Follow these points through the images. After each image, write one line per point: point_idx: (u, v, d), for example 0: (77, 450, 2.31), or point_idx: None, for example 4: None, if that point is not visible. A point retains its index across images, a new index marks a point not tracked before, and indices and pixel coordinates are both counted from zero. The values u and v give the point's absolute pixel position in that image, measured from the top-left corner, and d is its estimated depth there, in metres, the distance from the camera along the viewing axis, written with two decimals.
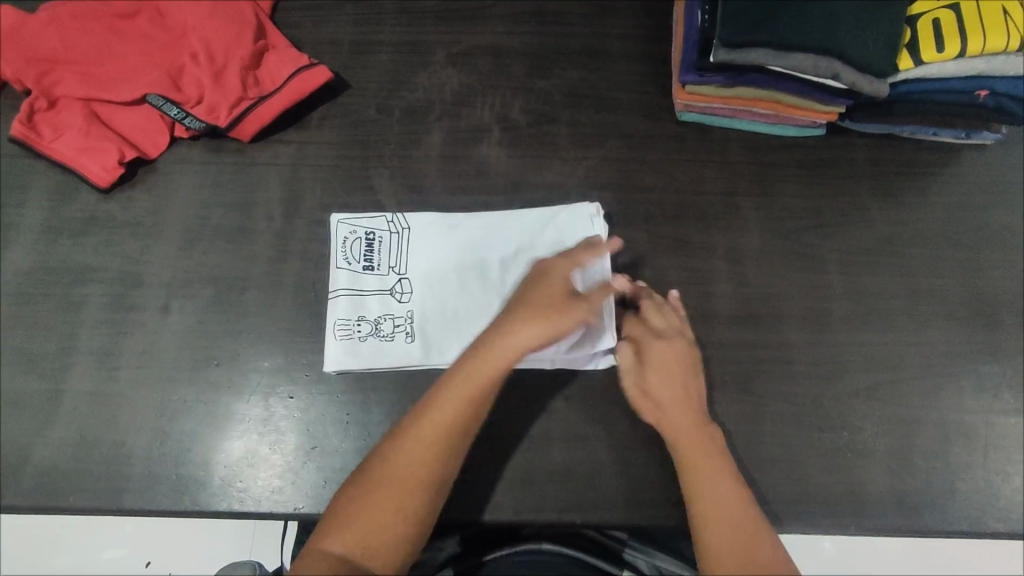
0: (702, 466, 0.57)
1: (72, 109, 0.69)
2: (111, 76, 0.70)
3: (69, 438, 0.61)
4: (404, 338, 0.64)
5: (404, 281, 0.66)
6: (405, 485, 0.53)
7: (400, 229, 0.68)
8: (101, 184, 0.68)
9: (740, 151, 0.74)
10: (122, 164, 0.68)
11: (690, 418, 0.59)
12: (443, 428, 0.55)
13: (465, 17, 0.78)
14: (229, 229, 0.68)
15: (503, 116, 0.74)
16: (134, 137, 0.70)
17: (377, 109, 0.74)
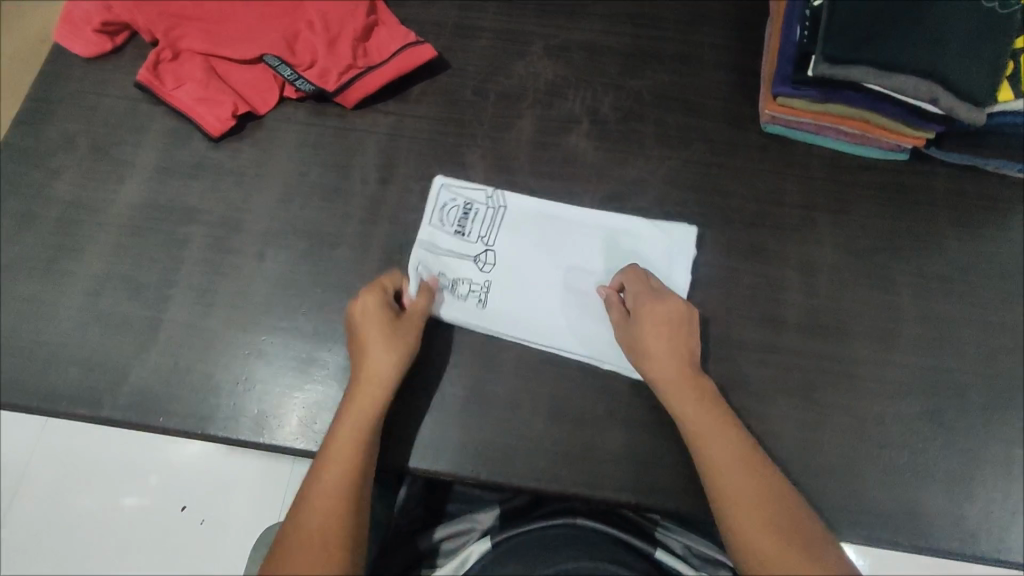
0: (738, 505, 0.52)
1: (194, 62, 0.74)
2: (232, 35, 0.75)
3: (163, 364, 0.65)
4: (475, 303, 0.67)
5: (490, 254, 0.69)
6: (342, 477, 0.54)
7: (496, 206, 0.71)
8: (214, 133, 0.72)
9: (822, 167, 0.75)
10: (234, 117, 0.73)
11: (725, 452, 0.55)
12: (370, 417, 0.57)
13: (564, 13, 0.82)
14: (326, 188, 0.72)
15: (593, 110, 0.77)
16: (247, 93, 0.74)
17: (474, 91, 0.77)
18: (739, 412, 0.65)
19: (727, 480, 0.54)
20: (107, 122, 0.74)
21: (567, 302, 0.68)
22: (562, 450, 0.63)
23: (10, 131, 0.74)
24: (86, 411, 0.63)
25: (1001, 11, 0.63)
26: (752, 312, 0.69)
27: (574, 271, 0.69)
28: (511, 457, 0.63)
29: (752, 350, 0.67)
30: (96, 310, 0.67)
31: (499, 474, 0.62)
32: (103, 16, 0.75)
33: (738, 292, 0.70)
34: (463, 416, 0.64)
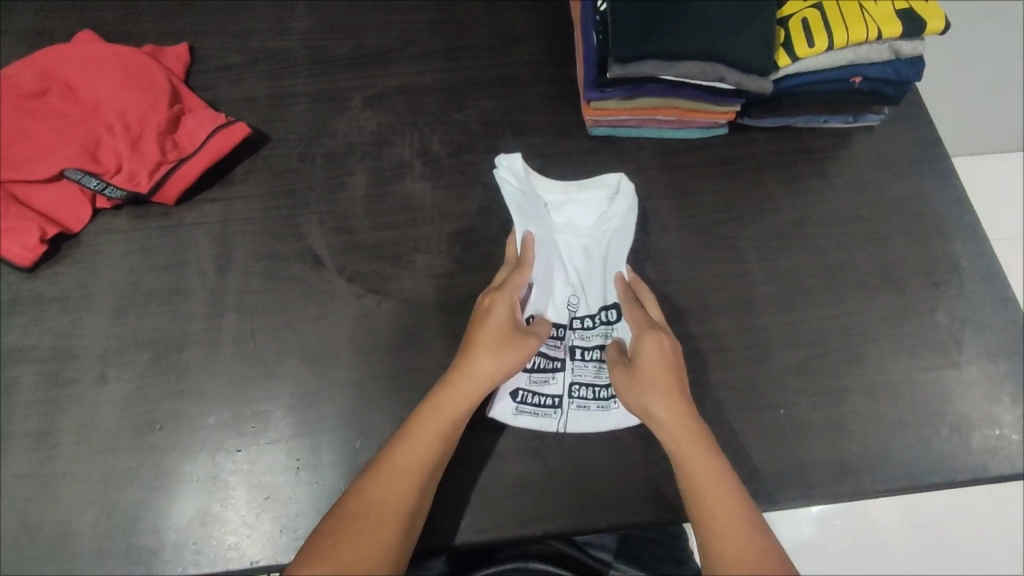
0: (698, 487, 0.56)
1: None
2: (24, 155, 0.70)
3: (10, 524, 0.59)
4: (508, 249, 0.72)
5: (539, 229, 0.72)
6: (384, 505, 0.54)
7: (616, 197, 0.73)
8: (24, 264, 0.67)
9: (652, 157, 0.78)
10: (44, 242, 0.68)
11: (681, 443, 0.58)
12: (424, 459, 0.57)
13: (376, 63, 0.82)
14: (162, 292, 0.68)
15: (424, 150, 0.77)
16: (55, 211, 0.70)
17: (301, 158, 0.76)
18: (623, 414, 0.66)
19: (712, 507, 0.55)
20: None
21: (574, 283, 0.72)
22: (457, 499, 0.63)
23: None
24: None
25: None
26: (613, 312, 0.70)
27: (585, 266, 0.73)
28: None
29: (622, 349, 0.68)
30: None
31: None
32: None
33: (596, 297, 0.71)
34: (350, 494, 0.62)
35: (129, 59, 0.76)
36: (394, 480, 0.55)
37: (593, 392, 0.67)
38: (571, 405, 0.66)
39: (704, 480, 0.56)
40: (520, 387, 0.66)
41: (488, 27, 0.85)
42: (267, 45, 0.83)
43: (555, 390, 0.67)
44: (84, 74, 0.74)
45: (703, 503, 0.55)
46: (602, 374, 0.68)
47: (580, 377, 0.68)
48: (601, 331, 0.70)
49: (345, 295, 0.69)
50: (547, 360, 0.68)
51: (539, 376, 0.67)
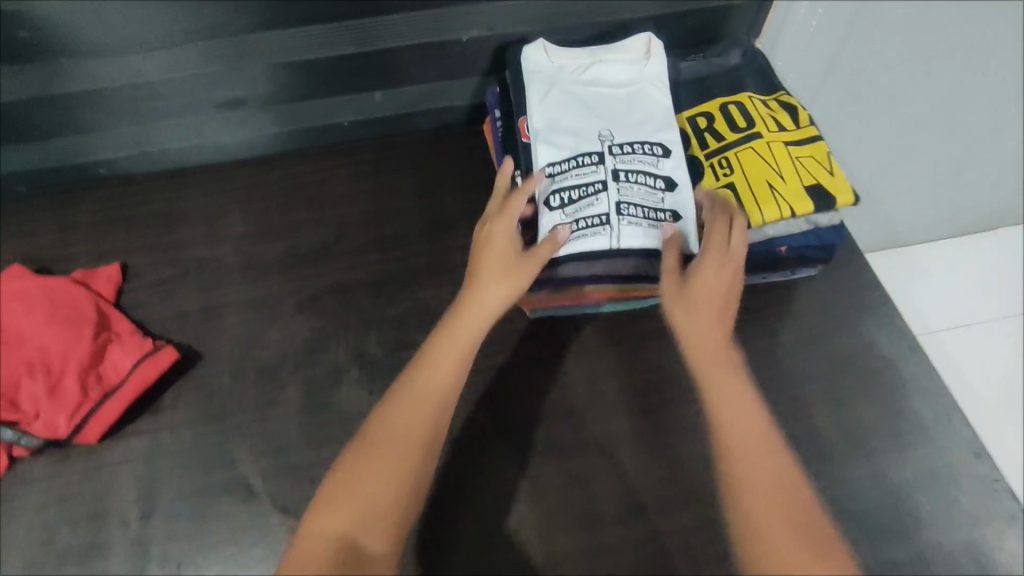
0: (751, 444, 0.51)
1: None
2: None
3: None
4: (585, 186, 0.65)
5: (576, 166, 0.67)
6: (387, 449, 0.52)
7: (633, 91, 0.73)
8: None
9: (593, 333, 0.75)
10: None
11: (760, 429, 0.52)
12: (416, 441, 0.53)
13: (311, 263, 0.82)
14: (81, 548, 0.64)
15: (360, 352, 0.75)
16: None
17: (232, 374, 0.73)
18: None
19: (755, 471, 0.50)
20: None
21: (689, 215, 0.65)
22: None
23: None
24: None
25: (668, 160, 0.68)
26: (567, 520, 0.65)
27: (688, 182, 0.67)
28: None
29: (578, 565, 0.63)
30: None
31: None
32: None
33: (549, 500, 0.66)
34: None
35: (56, 292, 0.75)
36: (388, 429, 0.53)
37: (643, 212, 0.64)
38: (622, 221, 0.63)
39: (775, 495, 0.49)
40: (558, 222, 0.64)
41: (421, 214, 0.86)
42: (200, 255, 0.83)
43: (601, 210, 0.64)
44: (11, 315, 0.74)
45: (729, 454, 0.51)
46: (651, 198, 0.65)
47: (626, 197, 0.65)
48: (646, 188, 0.66)
49: (278, 529, 0.65)
50: (589, 186, 0.65)
51: (581, 202, 0.65)
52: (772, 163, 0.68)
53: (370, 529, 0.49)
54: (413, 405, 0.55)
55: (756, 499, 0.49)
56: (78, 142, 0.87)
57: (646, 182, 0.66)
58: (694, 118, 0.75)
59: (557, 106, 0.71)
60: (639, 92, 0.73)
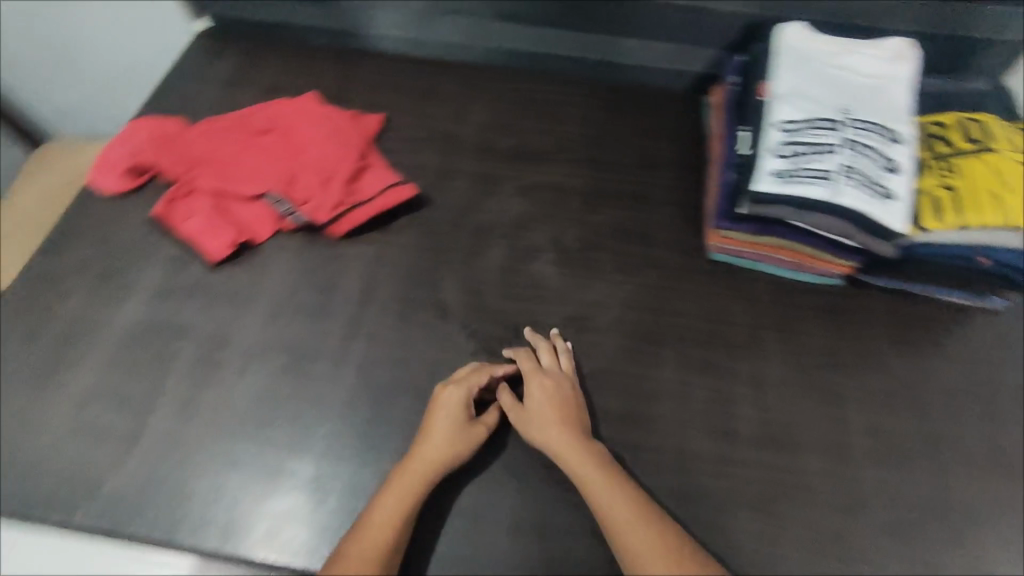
0: (619, 507, 0.61)
1: (200, 195, 0.85)
2: (238, 174, 0.86)
3: (139, 472, 0.67)
4: (815, 146, 0.73)
5: (811, 129, 0.74)
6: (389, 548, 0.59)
7: (881, 82, 0.79)
8: (212, 259, 0.81)
9: (766, 289, 0.82)
10: (233, 245, 0.82)
11: (587, 485, 0.63)
12: (381, 543, 0.59)
13: (531, 161, 0.94)
14: (311, 308, 0.79)
15: (558, 241, 0.86)
16: (249, 223, 0.84)
17: (451, 224, 0.87)
18: (697, 525, 0.67)
19: (636, 526, 0.60)
20: (120, 248, 0.83)
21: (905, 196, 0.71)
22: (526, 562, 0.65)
23: (35, 257, 0.82)
24: (58, 517, 0.65)
25: (899, 145, 0.73)
26: (706, 425, 0.72)
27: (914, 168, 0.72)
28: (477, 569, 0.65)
29: (709, 464, 0.70)
30: (83, 419, 0.70)
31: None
32: (126, 162, 0.88)
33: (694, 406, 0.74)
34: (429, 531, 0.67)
35: (338, 119, 0.93)
36: (375, 544, 0.59)
37: (864, 179, 0.71)
38: (841, 182, 0.71)
39: (627, 545, 0.59)
40: (783, 167, 0.73)
41: (632, 151, 0.96)
42: (445, 129, 0.98)
43: (825, 168, 0.72)
44: (301, 124, 0.92)
45: (611, 515, 0.61)
46: (875, 169, 0.72)
47: (853, 163, 0.72)
48: (872, 161, 0.72)
49: (462, 348, 0.76)
50: (821, 144, 0.73)
51: (808, 155, 0.73)
52: (1002, 176, 0.71)
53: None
54: (387, 519, 0.60)
55: (619, 533, 0.60)
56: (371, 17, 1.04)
57: (875, 156, 0.72)
58: (925, 125, 0.79)
59: (804, 77, 0.79)
60: (882, 89, 0.78)
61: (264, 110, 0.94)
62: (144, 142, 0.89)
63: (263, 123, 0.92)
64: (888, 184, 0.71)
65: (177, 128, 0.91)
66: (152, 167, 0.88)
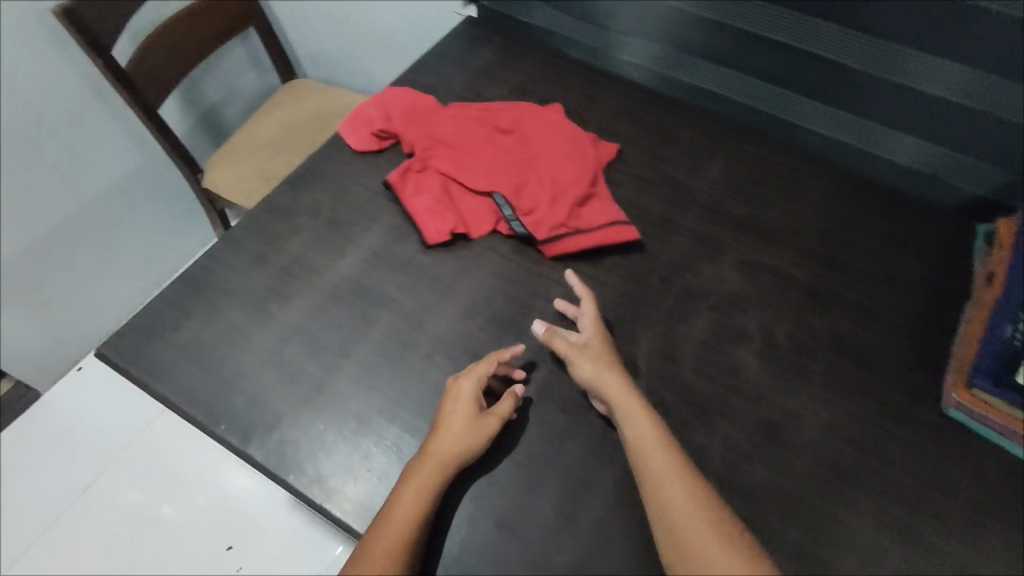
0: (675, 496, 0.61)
1: (434, 175, 0.87)
2: (472, 166, 0.88)
3: (315, 424, 0.70)
4: None
5: None
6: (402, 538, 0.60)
7: None
8: (428, 240, 0.82)
9: (1004, 472, 0.70)
10: (450, 233, 0.83)
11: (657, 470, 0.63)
12: (398, 547, 0.59)
13: (759, 236, 0.88)
14: (504, 319, 0.78)
15: (768, 333, 0.79)
16: (469, 216, 0.85)
17: (660, 278, 0.83)
18: None
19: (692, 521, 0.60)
20: (350, 204, 0.88)
21: None
22: None
23: (280, 189, 0.89)
24: (236, 439, 0.68)
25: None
26: None
27: None
28: None
29: None
30: (282, 354, 0.74)
31: None
32: (377, 123, 0.93)
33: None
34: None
35: (579, 141, 0.92)
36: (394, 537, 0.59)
37: None
38: None
39: (686, 541, 0.59)
40: None
41: (873, 259, 0.87)
42: (676, 177, 0.94)
43: None
44: (543, 135, 0.92)
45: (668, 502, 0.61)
46: None
47: None
48: None
49: None
50: None
51: None
52: None
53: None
54: (405, 513, 0.61)
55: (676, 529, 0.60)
56: (632, 46, 1.04)
57: None
58: None
59: None
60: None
61: (511, 111, 0.95)
62: (398, 110, 0.94)
63: (507, 123, 0.94)
64: None
65: (429, 106, 0.95)
66: (399, 136, 0.92)
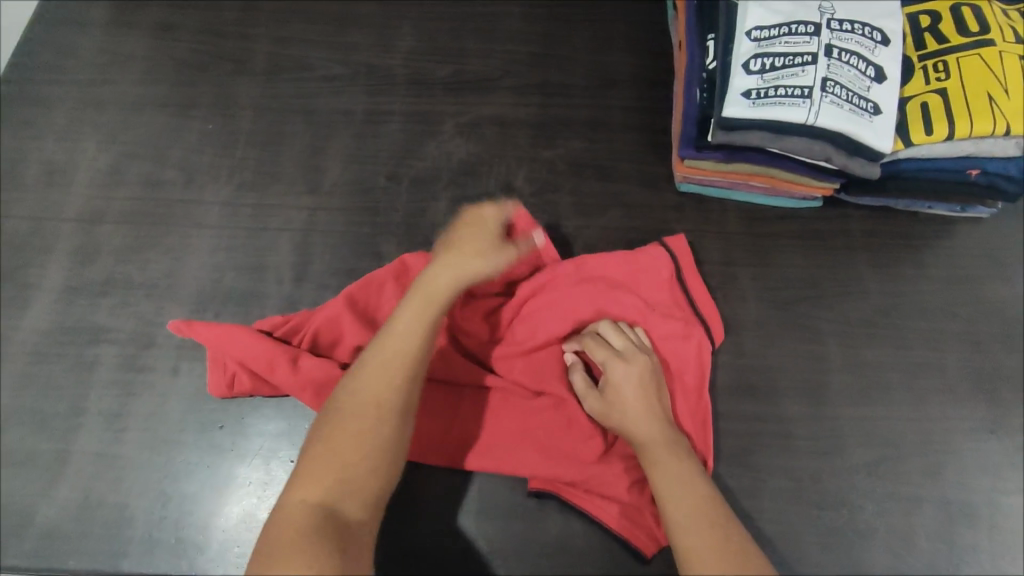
0: (677, 487, 0.53)
1: (523, 454, 0.62)
2: (541, 415, 0.64)
3: (73, 498, 0.61)
4: (795, 68, 0.63)
5: (786, 43, 0.64)
6: (365, 438, 0.48)
7: None
8: (646, 551, 0.60)
9: (738, 221, 0.76)
10: (628, 537, 0.61)
11: (669, 456, 0.55)
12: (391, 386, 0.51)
13: (472, 91, 0.83)
14: (240, 293, 0.71)
15: (508, 185, 0.78)
16: (642, 495, 0.61)
17: (387, 176, 0.77)
18: None
19: (686, 503, 0.52)
20: (12, 245, 0.73)
21: (884, 104, 0.62)
22: (496, 548, 0.61)
23: None
24: None
25: (886, 48, 0.64)
26: None
27: (889, 64, 0.64)
28: (447, 559, 0.61)
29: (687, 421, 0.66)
30: (3, 446, 0.63)
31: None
32: (239, 367, 0.63)
33: None
34: (407, 521, 0.62)
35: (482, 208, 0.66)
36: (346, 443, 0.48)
37: (847, 94, 0.62)
38: (825, 98, 0.62)
39: (689, 514, 0.51)
40: (754, 86, 0.63)
41: (585, 68, 0.85)
42: (369, 61, 0.84)
43: (805, 83, 0.62)
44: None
45: (665, 489, 0.53)
46: (858, 83, 0.63)
47: (834, 75, 0.62)
48: (857, 72, 0.63)
49: None
50: (796, 58, 0.63)
51: (785, 72, 0.63)
52: (996, 77, 0.63)
53: (352, 494, 0.46)
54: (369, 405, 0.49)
55: (666, 503, 0.53)
56: None
57: (858, 67, 0.63)
58: (915, 15, 0.68)
59: None
60: None
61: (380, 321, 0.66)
62: (262, 347, 0.62)
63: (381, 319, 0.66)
64: (869, 94, 0.63)
65: (285, 381, 0.61)
66: (252, 379, 0.63)
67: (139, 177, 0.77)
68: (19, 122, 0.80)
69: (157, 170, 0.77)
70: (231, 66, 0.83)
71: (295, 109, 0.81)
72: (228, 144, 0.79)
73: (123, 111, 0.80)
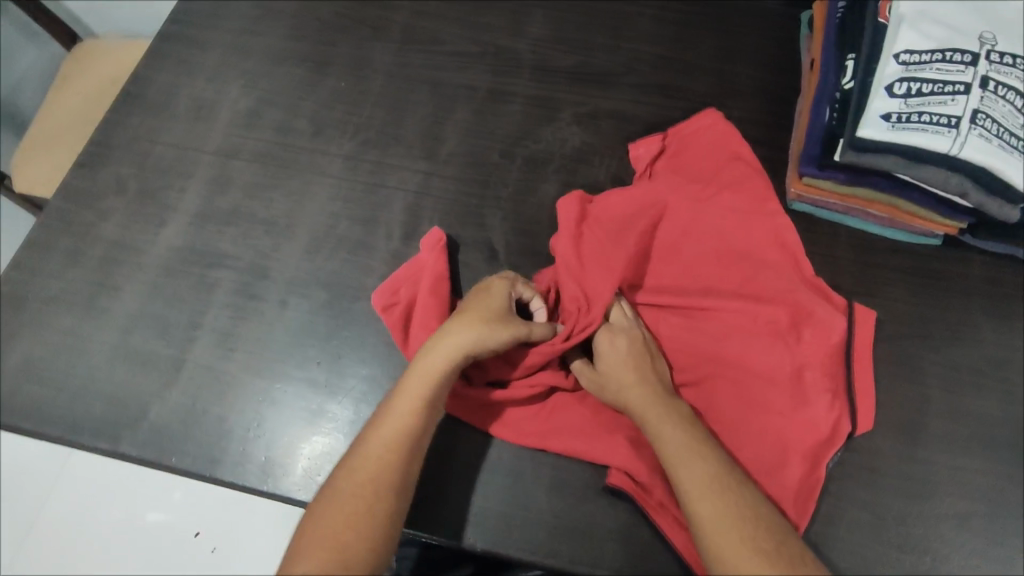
0: (695, 475, 0.53)
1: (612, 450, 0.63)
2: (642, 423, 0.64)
3: (182, 403, 0.66)
4: (943, 96, 0.61)
5: (937, 69, 0.62)
6: (370, 493, 0.52)
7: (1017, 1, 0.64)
8: None
9: (848, 248, 0.74)
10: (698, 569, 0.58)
11: (686, 440, 0.55)
12: (409, 428, 0.56)
13: (594, 83, 0.84)
14: (352, 242, 0.75)
15: (617, 178, 0.79)
16: None
17: (502, 153, 0.80)
18: None
19: (708, 494, 0.52)
20: (158, 168, 0.79)
21: None
22: (562, 523, 0.62)
23: (71, 173, 0.80)
24: (104, 445, 0.65)
25: None
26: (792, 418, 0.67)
27: None
28: (511, 527, 0.62)
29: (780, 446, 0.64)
30: (127, 345, 0.69)
31: (493, 540, 0.62)
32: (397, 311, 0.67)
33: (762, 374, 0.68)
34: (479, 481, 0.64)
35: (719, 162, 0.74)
36: (353, 498, 0.51)
37: (998, 129, 0.60)
38: (972, 129, 0.59)
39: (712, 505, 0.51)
40: (895, 109, 0.62)
41: (709, 75, 0.85)
42: (498, 43, 0.87)
43: (952, 112, 0.60)
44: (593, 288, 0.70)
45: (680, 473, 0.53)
46: (1012, 119, 0.60)
47: (986, 108, 0.60)
48: (1010, 108, 0.60)
49: None
50: (945, 86, 0.61)
51: (932, 98, 0.61)
52: None
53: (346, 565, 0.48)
54: (371, 470, 0.53)
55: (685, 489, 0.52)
56: None
57: (1014, 103, 0.61)
58: None
59: None
60: None
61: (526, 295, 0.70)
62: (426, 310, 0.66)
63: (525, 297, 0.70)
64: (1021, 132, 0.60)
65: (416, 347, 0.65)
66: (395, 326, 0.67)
67: (274, 123, 0.82)
68: (177, 59, 0.87)
69: (291, 119, 0.82)
70: (368, 31, 0.88)
71: (422, 79, 0.84)
72: (357, 103, 0.83)
73: (267, 61, 0.86)
